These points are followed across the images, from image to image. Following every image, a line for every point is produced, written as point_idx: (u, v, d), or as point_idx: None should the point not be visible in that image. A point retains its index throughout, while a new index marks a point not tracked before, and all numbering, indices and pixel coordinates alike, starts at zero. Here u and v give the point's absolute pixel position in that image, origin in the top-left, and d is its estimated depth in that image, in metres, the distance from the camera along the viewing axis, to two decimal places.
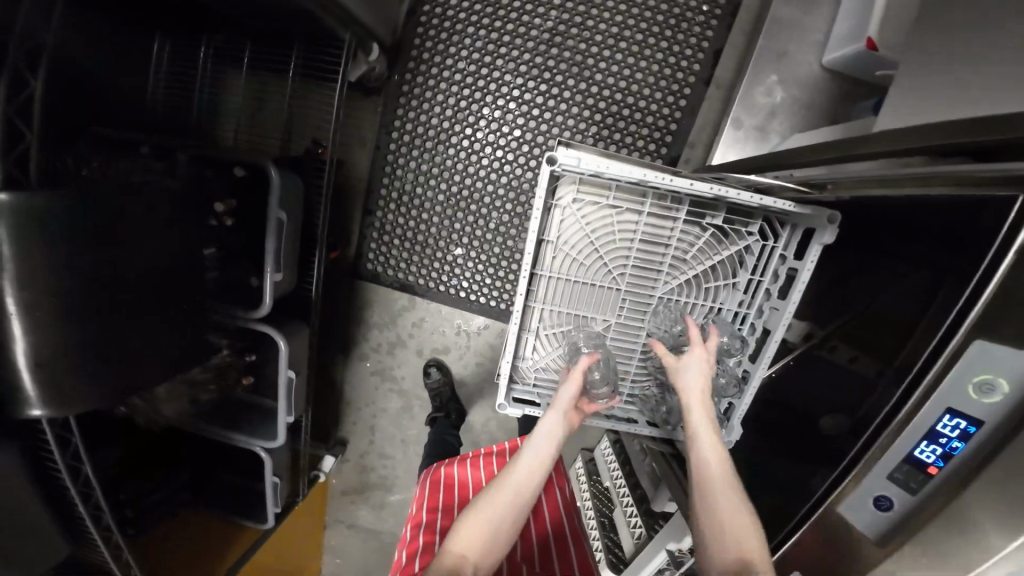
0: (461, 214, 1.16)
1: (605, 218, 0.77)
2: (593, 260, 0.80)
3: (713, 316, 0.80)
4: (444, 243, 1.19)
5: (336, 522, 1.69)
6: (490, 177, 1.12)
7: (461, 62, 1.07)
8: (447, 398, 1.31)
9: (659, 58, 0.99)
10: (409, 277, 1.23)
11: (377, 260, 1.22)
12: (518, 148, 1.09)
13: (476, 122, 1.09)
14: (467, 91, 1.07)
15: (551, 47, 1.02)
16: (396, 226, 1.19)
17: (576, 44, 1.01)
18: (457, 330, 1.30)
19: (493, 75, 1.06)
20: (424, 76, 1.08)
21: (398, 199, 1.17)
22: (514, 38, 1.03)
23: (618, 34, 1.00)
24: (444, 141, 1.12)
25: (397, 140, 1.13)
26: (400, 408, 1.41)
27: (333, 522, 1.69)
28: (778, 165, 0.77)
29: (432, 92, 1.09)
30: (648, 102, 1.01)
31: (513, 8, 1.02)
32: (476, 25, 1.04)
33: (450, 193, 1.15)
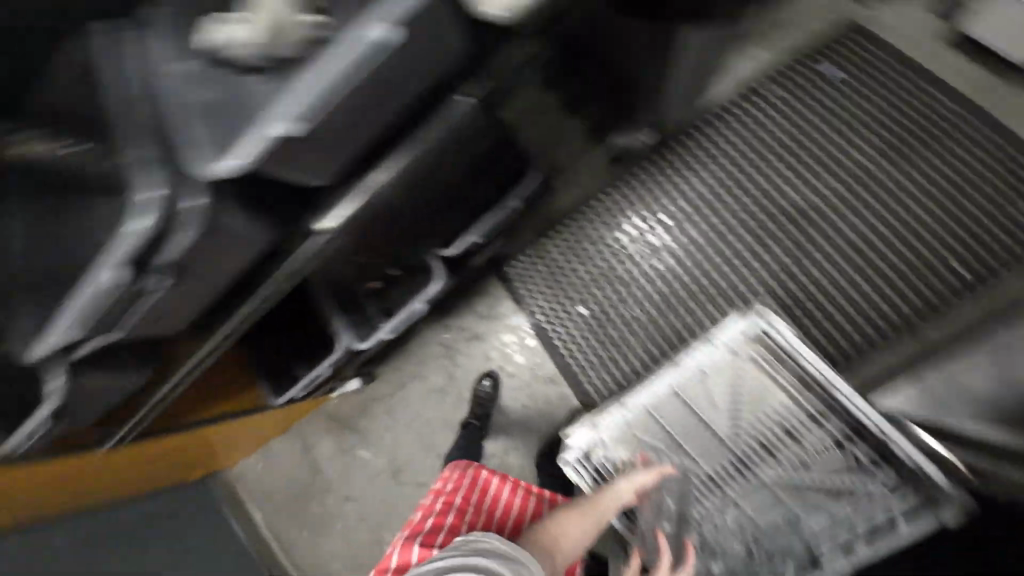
0: (606, 286, 1.26)
1: (763, 386, 0.84)
2: (720, 405, 0.87)
3: (793, 526, 0.83)
4: (577, 297, 1.30)
5: (296, 436, 1.70)
6: (652, 278, 1.22)
7: (692, 181, 1.19)
8: (485, 412, 1.38)
9: (878, 283, 1.00)
10: (534, 303, 1.37)
11: (520, 273, 1.38)
12: (690, 271, 1.17)
13: (671, 231, 1.20)
14: (682, 206, 1.20)
15: (776, 217, 1.11)
16: (552, 257, 1.34)
17: (803, 226, 1.08)
18: (530, 367, 1.42)
19: (711, 206, 1.17)
20: (656, 174, 1.23)
21: (569, 243, 1.31)
22: (749, 192, 1.14)
23: (850, 242, 1.04)
24: (634, 229, 1.24)
25: (602, 203, 1.28)
26: (440, 386, 1.52)
27: (294, 433, 1.70)
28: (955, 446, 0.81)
29: (654, 188, 1.22)
30: (841, 313, 1.02)
31: (765, 169, 1.13)
32: (723, 163, 1.17)
33: (613, 264, 1.27)
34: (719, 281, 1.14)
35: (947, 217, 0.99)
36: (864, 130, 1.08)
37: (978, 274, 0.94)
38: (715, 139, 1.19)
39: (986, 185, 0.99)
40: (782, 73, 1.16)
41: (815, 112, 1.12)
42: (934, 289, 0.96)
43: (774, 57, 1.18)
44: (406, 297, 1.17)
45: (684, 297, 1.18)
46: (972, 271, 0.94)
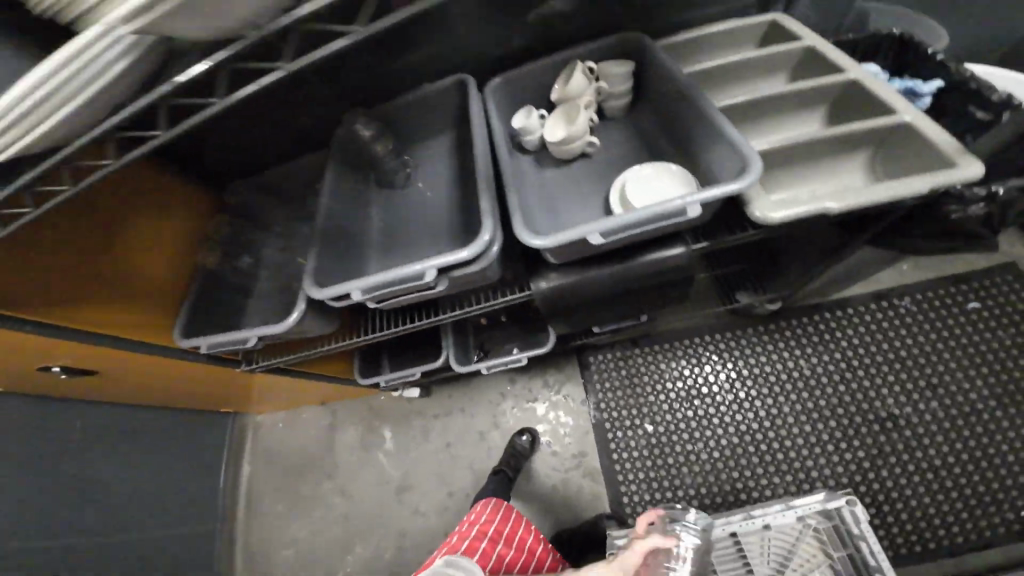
0: (681, 415, 1.36)
1: (815, 556, 0.85)
2: (770, 555, 0.86)
3: None
4: (649, 413, 1.39)
5: (328, 411, 1.74)
6: (726, 427, 1.32)
7: (789, 359, 1.34)
8: (519, 464, 1.43)
9: (926, 516, 1.14)
10: (603, 398, 1.45)
11: (599, 365, 1.49)
12: (766, 438, 1.29)
13: (757, 393, 1.33)
14: (772, 377, 1.33)
15: (856, 423, 1.25)
16: (637, 367, 1.44)
17: (876, 441, 1.23)
18: (575, 452, 1.45)
19: (799, 389, 1.31)
20: (757, 339, 1.38)
21: (657, 361, 1.43)
22: (838, 393, 1.28)
23: (913, 472, 1.18)
24: (724, 377, 1.36)
25: (700, 340, 1.41)
26: (484, 428, 1.58)
27: (328, 407, 1.75)
28: None
29: (752, 351, 1.37)
30: (890, 531, 1.15)
31: (855, 378, 1.29)
32: (821, 359, 1.32)
33: (695, 397, 1.37)
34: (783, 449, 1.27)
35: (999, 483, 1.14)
36: (934, 372, 1.25)
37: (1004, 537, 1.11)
38: (816, 332, 1.35)
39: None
40: (888, 299, 1.34)
41: (903, 344, 1.30)
42: (951, 525, 1.13)
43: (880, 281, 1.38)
44: (509, 344, 1.31)
45: (748, 448, 1.30)
46: (1009, 540, 1.10)
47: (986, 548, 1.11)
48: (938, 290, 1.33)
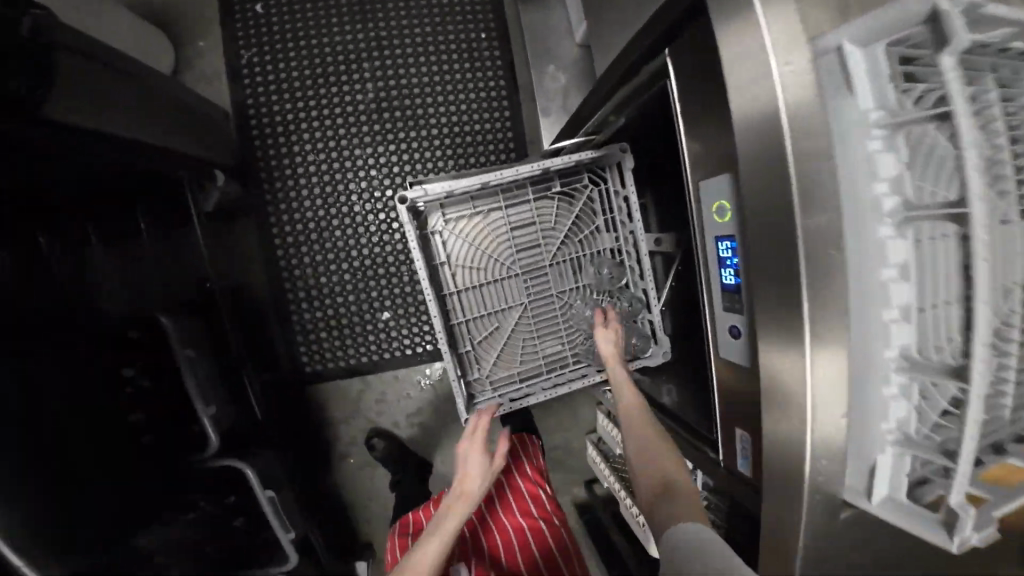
0: (355, 285, 1.23)
1: (483, 233, 0.83)
2: (502, 239, 0.83)
3: (565, 309, 0.86)
4: (366, 313, 1.25)
5: None
6: (365, 314, 1.25)
7: (315, 163, 1.19)
8: (387, 258, 1.23)
9: (498, 117, 1.26)
10: (354, 358, 1.28)
11: (310, 354, 1.24)
12: (387, 266, 1.24)
13: (351, 216, 1.21)
14: (354, 187, 1.21)
15: (427, 101, 1.23)
16: (301, 252, 1.20)
17: (414, 97, 1.22)
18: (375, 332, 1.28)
19: (358, 183, 1.21)
20: (286, 156, 1.18)
21: (316, 290, 1.21)
22: (379, 168, 1.21)
23: (455, 109, 1.24)
24: (334, 224, 1.20)
25: (285, 225, 1.18)
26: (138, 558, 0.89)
27: None
28: (594, 220, 0.86)
29: (312, 183, 1.19)
30: (546, 227, 0.84)
31: (336, 69, 1.18)
32: (305, 115, 1.18)
33: (332, 290, 1.22)
34: (538, 303, 0.85)
35: (393, 38, 1.21)
36: None
37: None
38: None
39: None
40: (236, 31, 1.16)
41: None
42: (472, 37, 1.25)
43: (361, 33, 1.19)
44: None
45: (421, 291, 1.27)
46: (483, 31, 1.25)
47: (491, 44, 1.25)
48: None
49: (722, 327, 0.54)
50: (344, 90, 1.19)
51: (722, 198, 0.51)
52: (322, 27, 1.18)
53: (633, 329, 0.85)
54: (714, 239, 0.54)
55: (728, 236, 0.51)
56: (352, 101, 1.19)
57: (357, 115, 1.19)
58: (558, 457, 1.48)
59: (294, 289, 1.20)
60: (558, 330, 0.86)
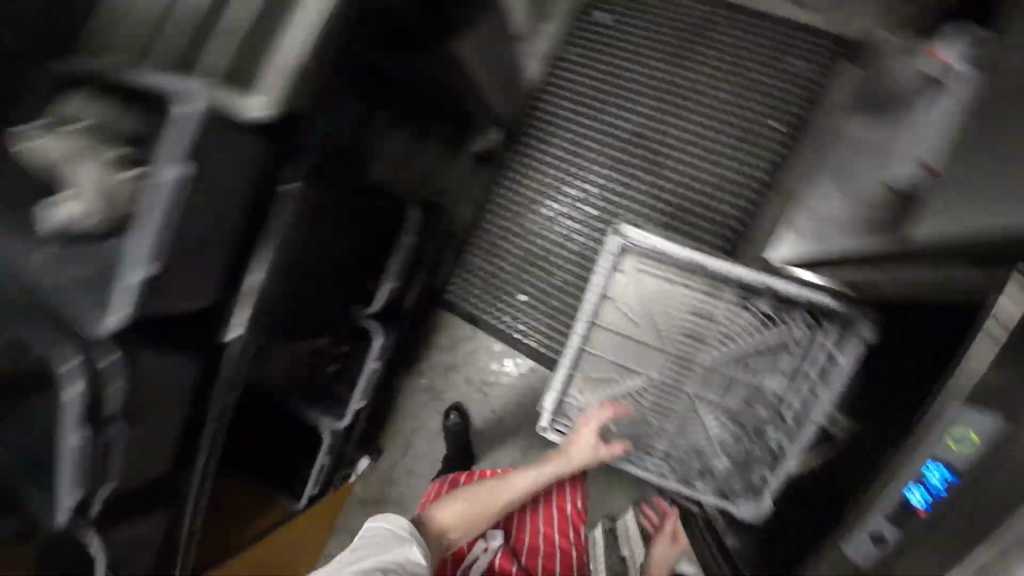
0: (519, 261, 1.39)
1: (657, 292, 0.87)
2: (672, 312, 0.88)
3: (693, 408, 0.90)
4: (512, 286, 1.41)
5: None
6: (511, 287, 1.41)
7: (557, 156, 1.35)
8: (556, 258, 1.36)
9: (731, 202, 1.23)
10: (479, 312, 1.46)
11: (455, 287, 1.47)
12: (553, 264, 1.36)
13: (554, 209, 1.35)
14: (571, 190, 1.34)
15: (677, 155, 1.27)
16: (502, 213, 1.41)
17: (668, 147, 1.27)
18: (507, 305, 1.42)
19: (577, 189, 1.34)
20: (540, 141, 1.38)
21: (491, 247, 1.43)
22: (600, 187, 1.32)
23: (697, 175, 1.25)
24: (536, 209, 1.37)
25: (504, 188, 1.40)
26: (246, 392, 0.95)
27: None
28: (772, 352, 0.85)
29: (545, 171, 1.37)
30: (722, 330, 0.87)
31: (625, 95, 1.31)
32: (577, 117, 1.34)
33: (503, 255, 1.41)
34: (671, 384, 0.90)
35: (685, 91, 1.27)
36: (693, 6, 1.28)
37: (789, 83, 1.21)
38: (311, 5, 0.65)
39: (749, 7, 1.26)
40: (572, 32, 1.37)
41: (645, 21, 1.31)
42: (760, 121, 1.22)
43: (663, 78, 1.28)
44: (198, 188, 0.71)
45: (563, 300, 1.36)
46: (777, 122, 1.21)
47: (774, 138, 1.21)
48: None
49: (868, 527, 0.60)
50: (618, 115, 1.30)
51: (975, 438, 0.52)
52: (637, 56, 1.30)
53: (742, 465, 0.89)
54: (925, 458, 0.56)
55: (948, 467, 0.54)
56: (618, 127, 1.30)
57: (615, 139, 1.31)
58: None
59: (479, 238, 1.43)
60: (674, 419, 0.91)
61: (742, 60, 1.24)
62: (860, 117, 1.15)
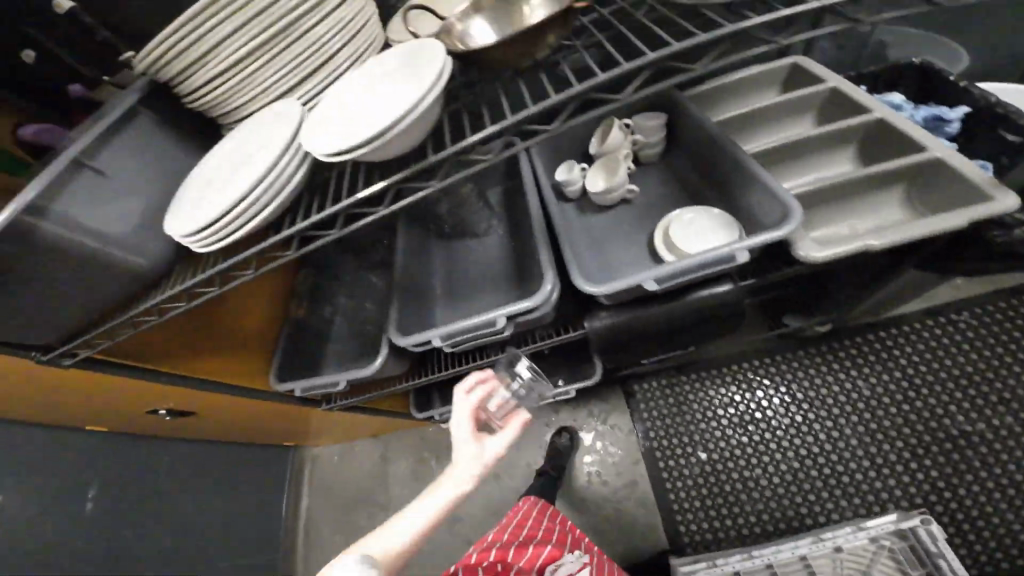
0: (725, 429, 1.32)
1: None
2: None
3: None
4: (697, 440, 1.34)
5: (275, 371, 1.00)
6: (696, 439, 1.34)
7: (848, 388, 1.24)
8: (762, 460, 1.27)
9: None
10: (646, 426, 1.41)
11: (645, 390, 1.43)
12: (755, 462, 1.27)
13: (800, 424, 1.26)
14: (833, 425, 1.23)
15: (988, 507, 1.07)
16: (747, 380, 1.33)
17: (980, 488, 1.09)
18: (677, 448, 1.35)
19: (840, 430, 1.22)
20: (844, 361, 1.26)
21: (709, 393, 1.36)
22: (867, 450, 1.19)
23: (996, 544, 1.04)
24: (782, 408, 1.28)
25: (769, 363, 1.32)
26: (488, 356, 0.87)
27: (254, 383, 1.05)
28: None
29: (823, 387, 1.26)
30: None
31: (974, 405, 1.15)
32: (902, 377, 1.21)
33: (721, 406, 1.34)
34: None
35: None
36: None
37: None
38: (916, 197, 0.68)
39: None
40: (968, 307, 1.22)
41: None
42: None
43: None
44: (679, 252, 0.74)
45: (740, 492, 1.26)
46: None
47: None
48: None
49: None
50: (953, 417, 1.15)
51: None
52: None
53: None
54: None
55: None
56: (948, 419, 1.15)
57: (928, 432, 1.16)
58: None
59: (711, 375, 1.37)
60: None
61: None
62: None
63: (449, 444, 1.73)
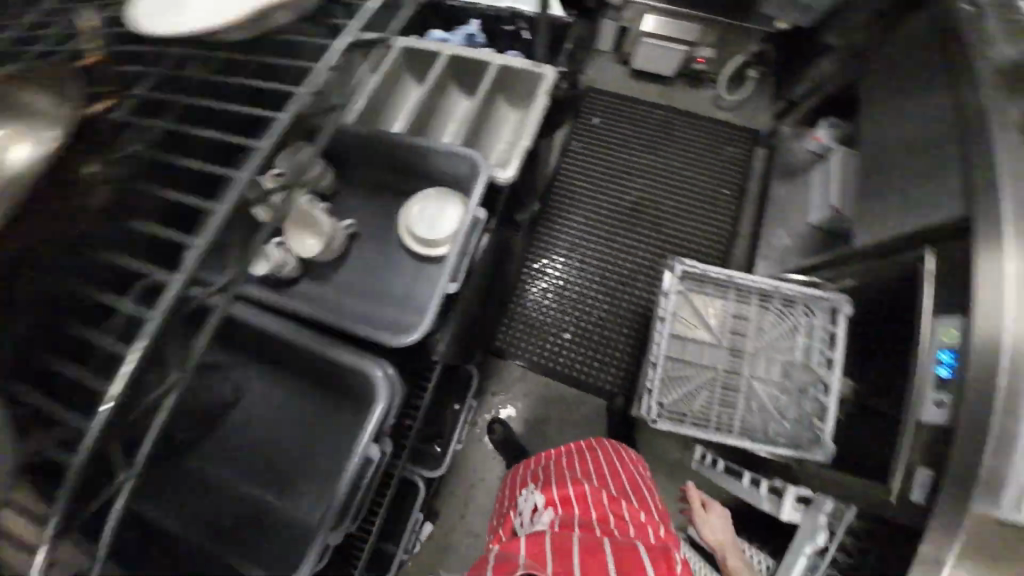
0: (562, 306, 1.65)
1: (704, 302, 1.16)
2: (715, 315, 1.15)
3: (747, 390, 1.10)
4: (559, 329, 1.64)
5: None
6: (557, 328, 1.64)
7: (577, 221, 1.72)
8: (591, 301, 1.64)
9: (711, 245, 1.64)
10: (530, 356, 1.64)
11: (505, 338, 1.65)
12: (589, 306, 1.64)
13: (583, 262, 1.68)
14: (591, 246, 1.69)
15: (667, 216, 1.69)
16: (541, 269, 1.69)
17: (658, 211, 1.69)
18: (554, 345, 1.64)
19: (597, 246, 1.69)
20: (563, 211, 1.73)
21: (533, 298, 1.67)
22: (615, 241, 1.68)
23: (685, 229, 1.66)
24: (568, 264, 1.68)
25: (539, 246, 1.70)
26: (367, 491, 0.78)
27: None
28: (793, 336, 1.10)
29: (568, 232, 1.71)
30: (751, 325, 1.13)
31: (621, 176, 1.75)
32: (588, 193, 1.74)
33: (543, 304, 1.66)
34: (727, 379, 1.11)
35: (664, 171, 1.74)
36: (658, 115, 1.81)
37: (732, 161, 1.73)
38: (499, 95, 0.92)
39: (692, 113, 1.81)
40: (575, 134, 1.81)
41: (626, 127, 1.81)
42: (719, 187, 1.70)
43: (648, 163, 1.75)
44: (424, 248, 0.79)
45: (602, 328, 1.62)
46: (730, 189, 1.70)
47: (729, 198, 1.69)
48: (600, 92, 1.87)
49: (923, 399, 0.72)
50: (620, 189, 1.73)
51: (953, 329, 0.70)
52: (625, 149, 1.78)
53: (792, 421, 1.06)
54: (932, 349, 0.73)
55: (947, 348, 0.71)
56: (619, 197, 1.72)
57: (621, 207, 1.72)
58: None
59: (522, 287, 1.68)
60: (737, 408, 1.09)
61: (698, 149, 1.76)
62: (779, 186, 1.68)
63: (443, 543, 1.59)
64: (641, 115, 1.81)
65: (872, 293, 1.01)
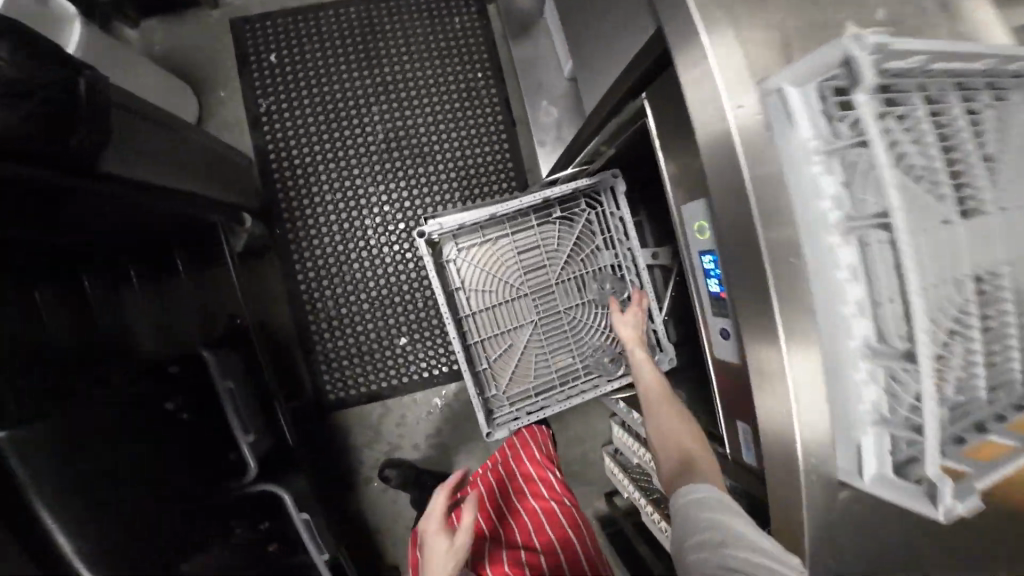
0: (375, 311, 1.29)
1: (488, 252, 0.89)
2: (506, 260, 0.89)
3: (577, 324, 0.91)
4: (387, 336, 1.31)
5: None
6: (383, 336, 1.30)
7: (329, 201, 1.27)
8: (403, 286, 1.30)
9: (495, 149, 1.34)
10: (375, 383, 1.32)
11: (335, 384, 1.29)
12: (404, 291, 1.30)
13: (367, 245, 1.28)
14: (363, 221, 1.28)
15: (428, 137, 1.31)
16: (324, 285, 1.27)
17: (415, 137, 1.31)
18: (394, 357, 1.32)
19: (372, 217, 1.28)
20: (305, 200, 1.26)
21: (336, 322, 1.28)
22: (387, 200, 1.29)
23: (456, 143, 1.32)
24: (350, 259, 1.27)
25: (303, 259, 1.26)
26: None
27: None
28: (590, 240, 0.92)
29: (325, 220, 1.26)
30: (547, 250, 0.90)
31: (350, 118, 1.29)
32: (322, 159, 1.27)
33: (353, 321, 1.29)
34: (549, 322, 0.91)
35: (396, 84, 1.32)
36: (348, 12, 1.31)
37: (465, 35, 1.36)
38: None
39: None
40: (262, 93, 1.28)
41: (319, 48, 1.29)
42: (466, 74, 1.35)
43: (371, 84, 1.30)
44: None
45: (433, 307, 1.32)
46: (480, 71, 1.35)
47: (485, 81, 1.35)
48: (259, 18, 1.30)
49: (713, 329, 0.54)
50: (358, 134, 1.29)
51: (704, 220, 0.52)
52: (335, 80, 1.29)
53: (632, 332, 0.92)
54: (698, 252, 0.55)
55: (710, 250, 0.52)
56: (361, 145, 1.29)
57: (370, 155, 1.29)
58: (575, 471, 1.51)
59: (316, 318, 1.27)
60: (579, 351, 0.92)
61: (420, 37, 1.34)
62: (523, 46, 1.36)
63: None
64: (326, 23, 1.29)
65: (628, 153, 0.82)
